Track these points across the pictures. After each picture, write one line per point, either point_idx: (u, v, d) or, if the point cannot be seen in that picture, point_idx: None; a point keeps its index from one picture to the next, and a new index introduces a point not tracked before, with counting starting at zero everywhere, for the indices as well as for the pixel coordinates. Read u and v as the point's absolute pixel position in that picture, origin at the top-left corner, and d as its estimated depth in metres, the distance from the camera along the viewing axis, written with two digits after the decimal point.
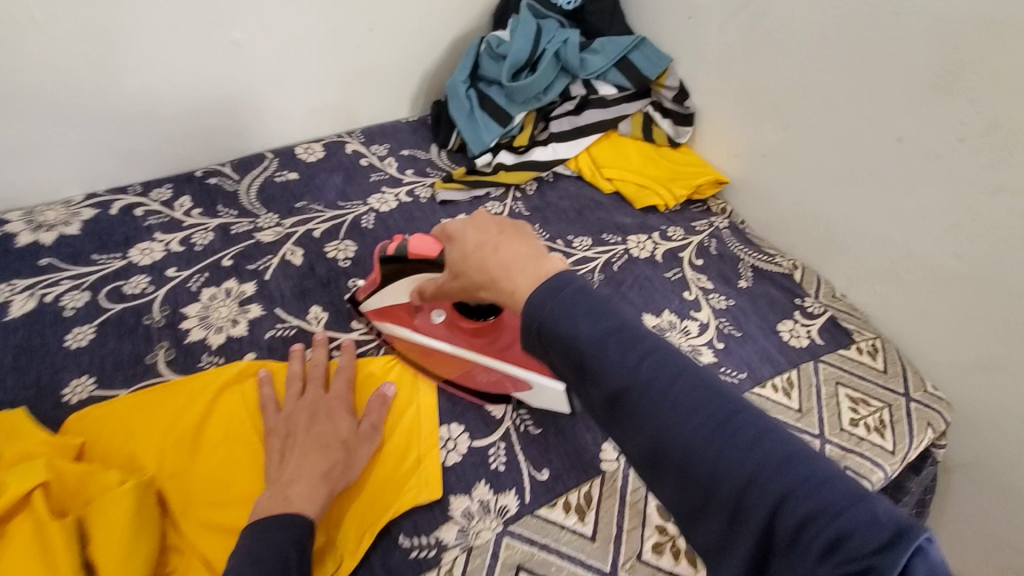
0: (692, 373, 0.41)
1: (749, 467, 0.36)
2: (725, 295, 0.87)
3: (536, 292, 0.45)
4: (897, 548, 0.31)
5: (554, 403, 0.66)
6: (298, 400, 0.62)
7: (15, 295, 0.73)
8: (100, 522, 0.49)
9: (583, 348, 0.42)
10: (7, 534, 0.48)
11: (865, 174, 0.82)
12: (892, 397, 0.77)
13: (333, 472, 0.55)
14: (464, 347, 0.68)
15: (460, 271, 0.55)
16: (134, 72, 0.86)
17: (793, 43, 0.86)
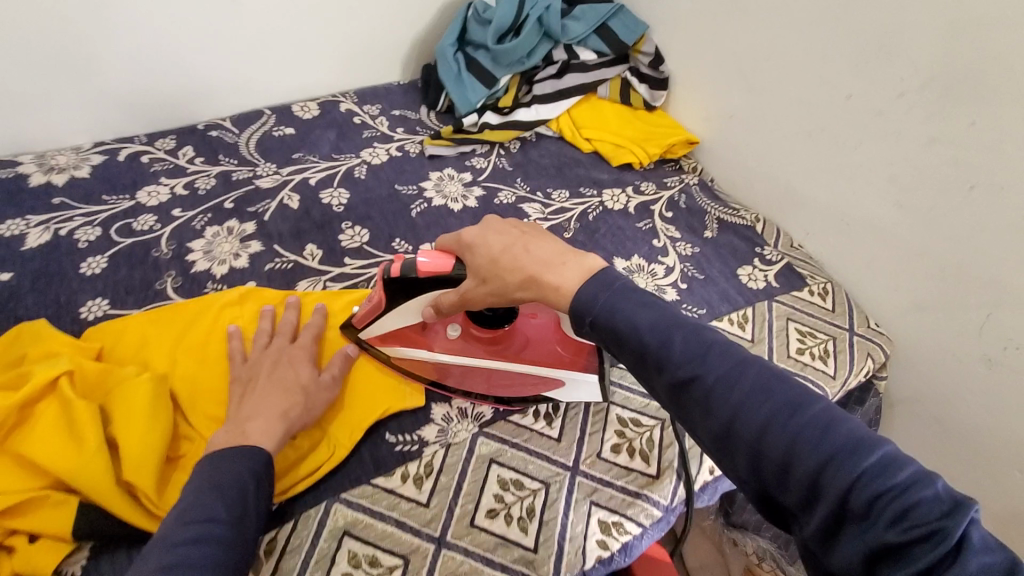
0: (756, 366, 0.44)
1: (818, 445, 0.39)
2: (691, 243, 0.94)
3: (585, 292, 0.50)
4: (961, 516, 0.33)
5: (585, 394, 0.69)
6: (264, 350, 0.65)
7: (31, 228, 0.79)
8: (121, 407, 0.57)
9: (648, 338, 0.47)
10: (38, 414, 0.56)
11: (820, 130, 0.89)
12: (837, 331, 0.85)
13: (292, 412, 0.58)
14: (487, 356, 0.68)
15: (492, 274, 0.57)
16: (138, 26, 0.91)
17: (757, 8, 0.92)
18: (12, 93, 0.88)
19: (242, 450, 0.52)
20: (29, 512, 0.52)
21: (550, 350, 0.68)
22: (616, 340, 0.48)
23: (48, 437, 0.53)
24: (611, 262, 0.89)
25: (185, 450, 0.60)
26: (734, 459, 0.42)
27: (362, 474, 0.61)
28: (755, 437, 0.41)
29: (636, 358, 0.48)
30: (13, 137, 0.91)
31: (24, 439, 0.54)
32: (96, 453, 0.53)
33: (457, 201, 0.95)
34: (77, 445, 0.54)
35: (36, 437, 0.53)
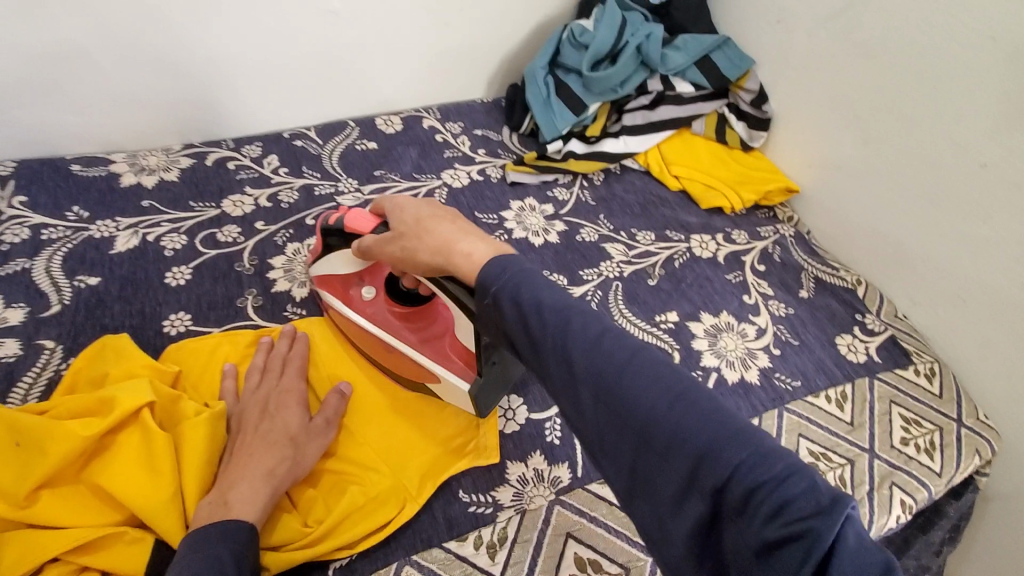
0: (652, 356, 0.41)
1: (701, 436, 0.36)
2: (785, 303, 0.87)
3: (488, 265, 0.47)
4: (837, 514, 0.32)
5: (460, 400, 0.64)
6: (255, 392, 0.63)
7: (121, 230, 0.78)
8: (190, 443, 0.56)
9: (544, 311, 0.43)
10: (117, 444, 0.55)
11: (944, 197, 0.81)
12: (945, 421, 0.77)
13: (279, 469, 0.55)
14: (385, 325, 0.66)
15: (409, 236, 0.54)
16: (235, 32, 0.91)
17: (884, 55, 0.84)
18: (113, 90, 0.88)
19: (225, 527, 0.49)
20: (100, 550, 0.51)
21: (444, 351, 0.64)
22: (515, 318, 0.44)
23: (124, 473, 0.53)
24: (697, 317, 0.83)
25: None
26: (612, 454, 0.40)
27: (434, 535, 0.58)
28: (636, 427, 0.38)
29: (528, 339, 0.44)
30: (111, 133, 0.92)
31: (101, 471, 0.54)
32: (167, 493, 0.53)
33: (538, 234, 0.91)
34: (149, 483, 0.53)
35: (111, 472, 0.53)
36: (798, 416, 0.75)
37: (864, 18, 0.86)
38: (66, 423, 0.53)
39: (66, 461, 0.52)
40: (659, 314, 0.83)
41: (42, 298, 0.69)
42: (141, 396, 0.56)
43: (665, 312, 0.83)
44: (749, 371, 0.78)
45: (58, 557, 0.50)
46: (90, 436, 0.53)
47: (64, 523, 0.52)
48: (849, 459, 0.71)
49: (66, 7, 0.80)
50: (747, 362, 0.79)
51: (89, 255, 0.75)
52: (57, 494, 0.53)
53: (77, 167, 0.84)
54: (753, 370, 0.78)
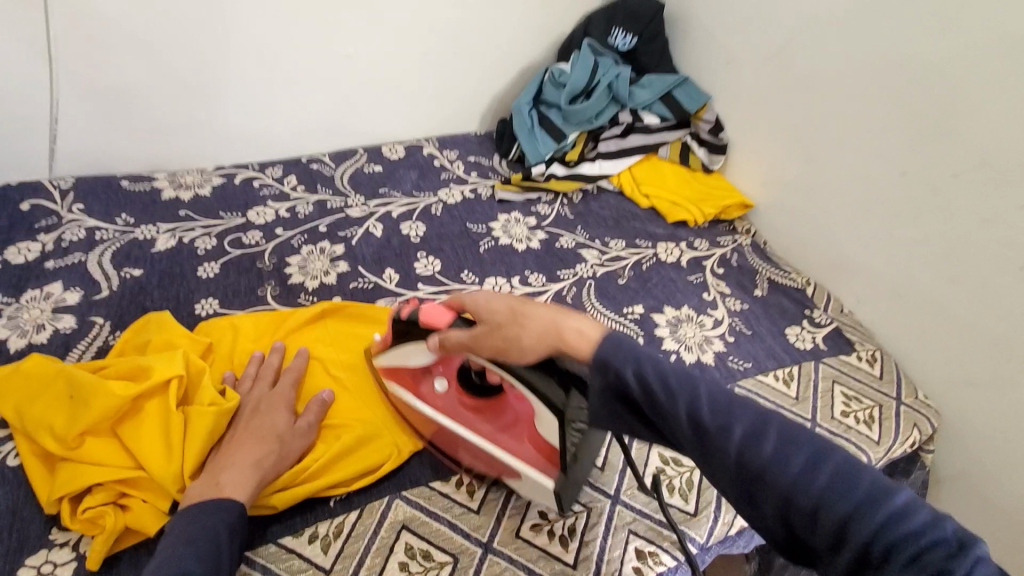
0: (775, 421, 0.46)
1: (841, 498, 0.42)
2: (741, 299, 0.98)
3: (602, 346, 0.52)
4: (967, 554, 0.38)
5: (540, 495, 0.64)
6: (247, 395, 0.68)
7: (160, 234, 0.91)
8: (196, 426, 0.62)
9: (671, 388, 0.48)
10: (149, 407, 0.63)
11: (874, 203, 0.94)
12: (884, 398, 0.87)
13: (265, 461, 0.61)
14: (464, 421, 0.68)
15: (510, 321, 0.58)
16: (264, 73, 1.07)
17: (815, 87, 0.99)
18: (161, 121, 1.04)
19: (215, 504, 0.56)
20: (139, 484, 0.60)
21: (523, 447, 0.64)
22: (642, 391, 0.49)
23: (150, 432, 0.61)
24: (660, 309, 0.94)
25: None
26: (761, 507, 0.45)
27: (421, 476, 0.68)
28: (780, 490, 0.43)
29: (654, 410, 0.49)
30: (154, 157, 1.07)
31: (135, 425, 0.62)
32: (182, 456, 0.60)
33: (521, 241, 1.04)
34: (168, 447, 0.61)
35: (145, 426, 0.62)
36: (748, 391, 0.84)
37: (799, 56, 1.01)
38: (107, 382, 0.61)
39: (104, 414, 0.60)
40: (626, 306, 0.94)
41: (94, 284, 0.82)
42: (169, 369, 0.64)
43: (632, 305, 0.94)
44: (706, 354, 0.88)
45: (101, 485, 0.59)
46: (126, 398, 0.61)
47: (105, 461, 0.60)
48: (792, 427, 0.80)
49: (129, 52, 0.96)
50: (705, 347, 0.89)
51: (134, 252, 0.88)
52: (100, 439, 0.62)
53: (126, 183, 0.98)
54: (710, 354, 0.88)
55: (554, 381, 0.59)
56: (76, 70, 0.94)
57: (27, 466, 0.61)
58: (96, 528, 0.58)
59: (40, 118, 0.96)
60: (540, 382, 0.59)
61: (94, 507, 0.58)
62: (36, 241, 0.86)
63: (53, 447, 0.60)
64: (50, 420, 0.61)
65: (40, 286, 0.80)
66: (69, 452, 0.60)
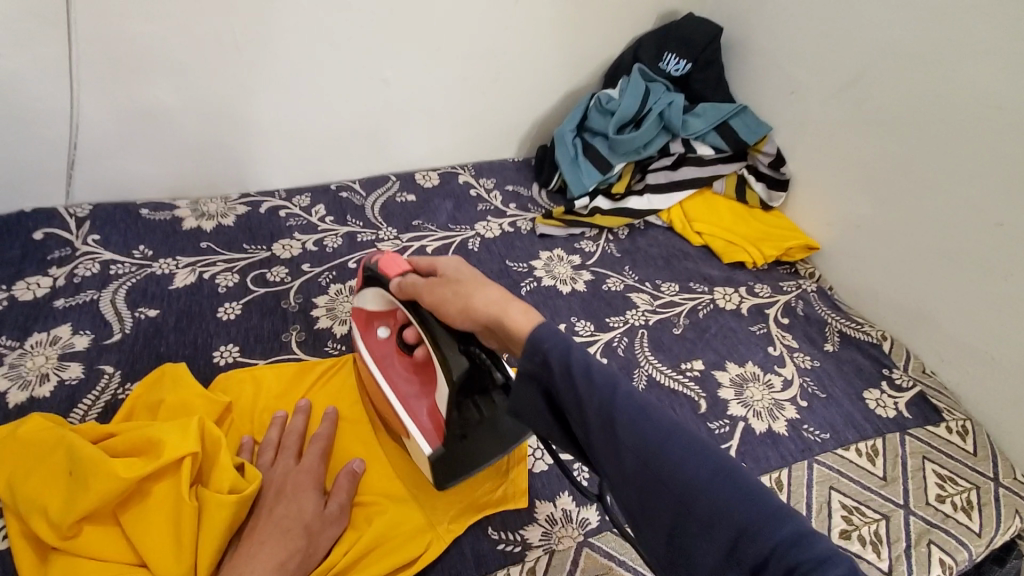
0: (686, 432, 0.41)
1: (739, 514, 0.37)
2: (811, 355, 0.88)
3: (541, 329, 0.47)
4: None
5: (421, 461, 0.62)
6: (269, 470, 0.61)
7: (180, 268, 0.85)
8: (210, 519, 0.53)
9: (590, 374, 0.43)
10: (157, 490, 0.55)
11: (964, 255, 0.83)
12: (981, 481, 0.75)
13: (291, 562, 0.53)
14: (386, 369, 0.66)
15: (466, 277, 0.56)
16: (293, 96, 1.01)
17: (895, 123, 0.89)
18: (185, 144, 0.98)
19: None
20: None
21: (425, 414, 0.61)
22: (559, 372, 0.44)
23: (158, 522, 0.54)
24: (722, 366, 0.85)
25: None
26: (653, 518, 0.40)
27: (464, 571, 0.59)
28: (676, 497, 0.39)
29: (569, 399, 0.43)
30: (176, 182, 1.01)
31: (141, 510, 0.55)
32: (191, 555, 0.52)
33: (566, 283, 0.95)
34: (178, 542, 0.53)
35: (151, 514, 0.54)
36: (828, 468, 0.74)
37: (875, 89, 0.91)
38: (110, 462, 0.53)
39: (105, 500, 0.53)
40: (684, 362, 0.85)
41: (107, 327, 0.75)
42: (183, 446, 0.56)
43: (691, 360, 0.85)
44: (778, 422, 0.78)
45: None
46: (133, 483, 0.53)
47: (106, 553, 0.53)
48: (883, 515, 0.70)
49: (153, 74, 0.90)
50: (775, 413, 0.79)
51: (150, 289, 0.81)
52: (101, 525, 0.54)
53: (145, 211, 0.92)
54: (781, 421, 0.78)
55: (458, 351, 0.57)
56: (97, 92, 0.89)
57: (17, 551, 0.53)
58: None
59: (59, 141, 0.91)
60: (444, 342, 0.57)
61: None
62: (47, 275, 0.80)
63: (47, 535, 0.53)
64: (45, 501, 0.53)
65: (48, 328, 0.74)
66: (64, 542, 0.53)
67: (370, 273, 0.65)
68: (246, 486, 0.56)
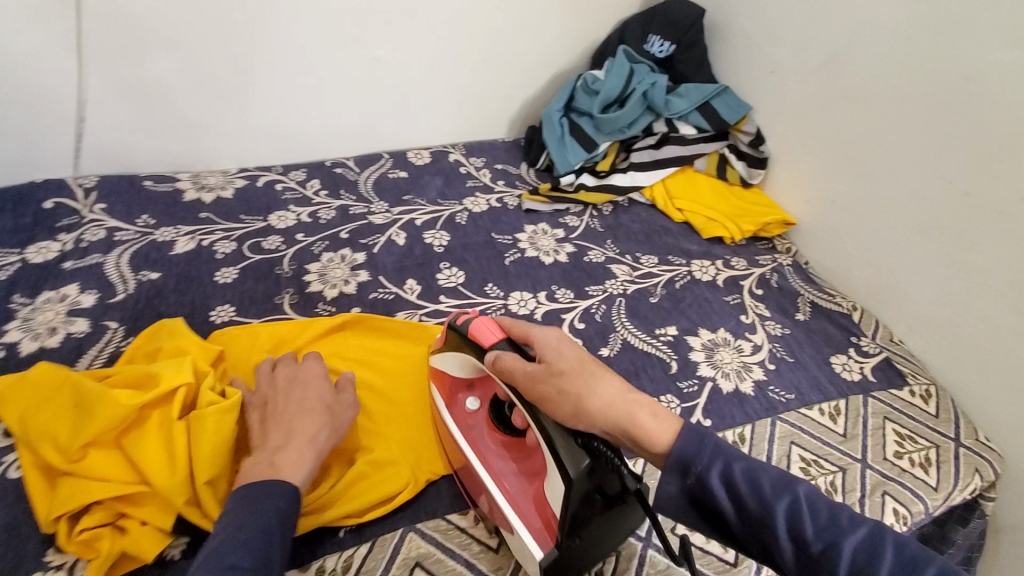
0: (883, 543, 0.46)
1: None
2: (781, 324, 0.92)
3: (682, 439, 0.52)
4: None
5: (519, 552, 0.58)
6: (287, 368, 0.67)
7: (181, 236, 0.89)
8: (199, 433, 0.58)
9: (769, 507, 0.47)
10: (154, 418, 0.61)
11: (932, 226, 0.86)
12: (941, 439, 0.79)
13: (319, 437, 0.60)
14: (481, 450, 0.63)
15: (574, 375, 0.56)
16: (290, 73, 1.05)
17: (870, 101, 0.92)
18: (186, 121, 1.03)
19: (272, 483, 0.54)
20: (139, 502, 0.58)
21: (529, 505, 0.58)
22: (736, 508, 0.48)
23: (155, 445, 0.59)
24: (695, 332, 0.89)
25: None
26: None
27: (437, 507, 0.64)
28: None
29: (746, 523, 0.48)
30: (178, 157, 1.06)
31: (139, 436, 0.60)
32: (185, 472, 0.58)
33: (549, 254, 0.99)
34: (172, 460, 0.58)
35: (148, 438, 0.59)
36: (791, 425, 0.78)
37: (849, 67, 0.94)
38: (112, 392, 0.59)
39: (109, 425, 0.58)
40: (659, 328, 0.89)
41: (112, 287, 0.80)
42: (177, 377, 0.62)
43: (665, 326, 0.89)
44: (745, 383, 0.82)
45: (101, 502, 0.57)
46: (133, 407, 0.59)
47: (108, 475, 0.58)
48: (840, 467, 0.74)
49: (156, 52, 0.95)
50: (742, 375, 0.83)
51: (152, 254, 0.86)
52: (104, 451, 0.59)
53: (149, 183, 0.97)
54: (748, 382, 0.82)
55: (576, 447, 0.54)
56: (104, 70, 0.93)
57: (27, 478, 0.59)
58: (93, 550, 0.56)
59: (68, 116, 0.95)
60: (559, 440, 0.54)
61: (91, 528, 0.56)
62: (56, 240, 0.85)
63: (56, 461, 0.58)
64: (54, 431, 0.59)
65: (57, 287, 0.79)
66: (71, 466, 0.58)
67: (466, 346, 0.64)
68: (228, 399, 0.61)
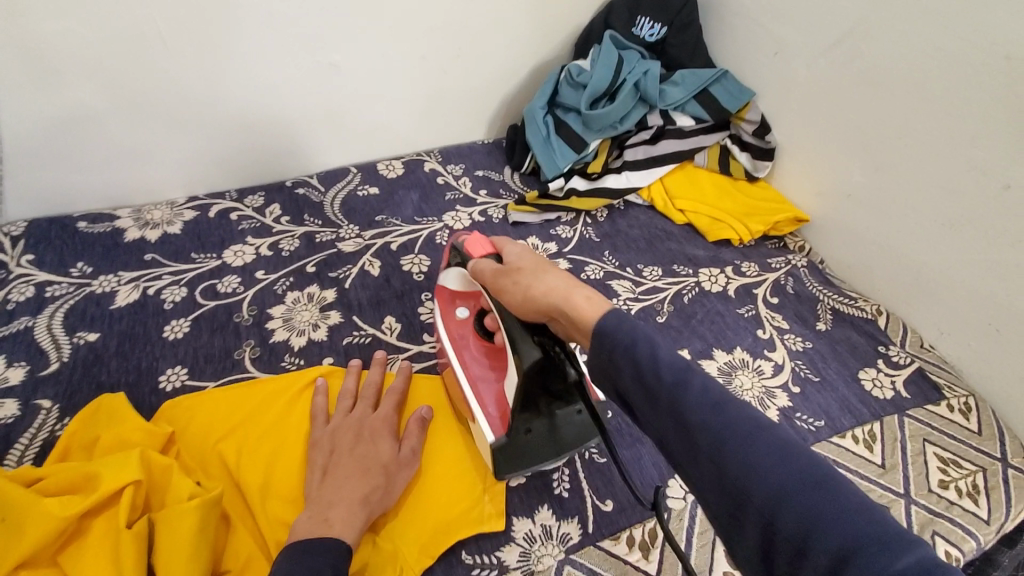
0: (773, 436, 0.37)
1: (847, 535, 0.33)
2: (802, 336, 0.83)
3: (603, 316, 0.46)
4: None
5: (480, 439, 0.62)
6: (346, 415, 0.64)
7: (122, 285, 0.78)
8: (170, 535, 0.49)
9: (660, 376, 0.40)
10: (96, 528, 0.50)
11: (967, 222, 0.77)
12: (988, 461, 0.71)
13: (372, 497, 0.55)
14: (461, 351, 0.65)
15: (526, 271, 0.55)
16: (237, 87, 0.92)
17: (890, 83, 0.82)
18: (121, 148, 0.91)
19: (324, 543, 0.49)
20: None
21: (494, 394, 0.61)
22: (629, 375, 0.42)
23: (98, 564, 0.48)
24: (709, 354, 0.80)
25: (231, 565, 0.54)
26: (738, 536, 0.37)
27: None
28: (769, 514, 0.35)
29: (639, 392, 0.41)
30: (119, 189, 0.94)
31: (79, 551, 0.49)
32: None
33: None
34: None
35: (90, 554, 0.48)
36: (824, 459, 0.70)
37: (865, 44, 0.84)
38: (44, 501, 0.48)
39: (40, 544, 0.47)
40: None
41: (43, 356, 0.69)
42: (125, 473, 0.51)
43: (676, 350, 0.80)
44: (769, 411, 0.74)
45: None
46: (70, 517, 0.48)
47: None
48: (883, 507, 0.66)
49: (78, 73, 0.82)
50: (765, 402, 0.75)
51: (90, 310, 0.75)
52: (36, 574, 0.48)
53: (83, 224, 0.85)
54: (772, 410, 0.74)
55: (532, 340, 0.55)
56: (18, 99, 0.81)
57: None
58: None
59: None
60: (518, 333, 0.55)
61: None
62: None
63: None
64: None
65: None
66: None
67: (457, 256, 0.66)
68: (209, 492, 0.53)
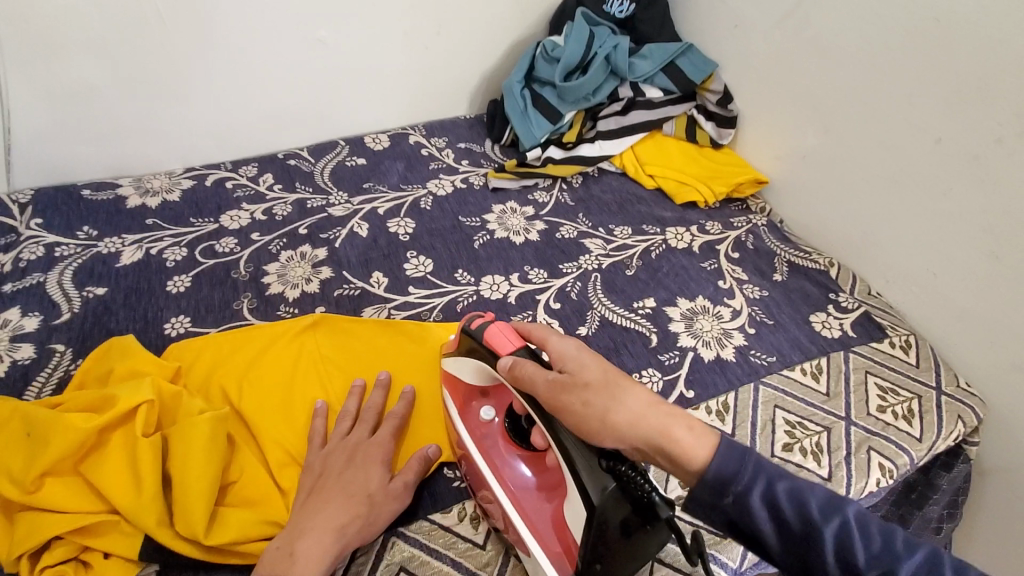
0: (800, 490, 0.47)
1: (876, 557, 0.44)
2: (759, 286, 0.90)
3: (720, 455, 0.48)
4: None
5: (536, 574, 0.55)
6: (343, 439, 0.63)
7: (126, 246, 0.84)
8: (185, 444, 0.56)
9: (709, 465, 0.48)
10: (114, 442, 0.56)
11: (906, 175, 0.84)
12: (922, 389, 0.78)
13: (349, 526, 0.55)
14: (496, 460, 0.60)
15: (602, 392, 0.53)
16: (231, 63, 0.98)
17: (837, 49, 0.89)
18: (121, 122, 0.96)
19: None
20: (103, 533, 0.54)
21: (547, 516, 0.56)
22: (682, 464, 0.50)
23: (118, 470, 0.54)
24: (674, 302, 0.87)
25: (236, 477, 0.60)
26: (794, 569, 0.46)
27: (420, 508, 0.62)
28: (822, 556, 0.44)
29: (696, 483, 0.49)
30: (119, 162, 0.99)
31: (99, 460, 0.55)
32: (154, 498, 0.53)
33: (519, 234, 0.96)
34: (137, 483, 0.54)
35: (110, 461, 0.54)
36: (774, 389, 0.77)
37: (814, 14, 0.91)
38: (66, 416, 0.54)
39: (65, 453, 0.53)
40: (637, 301, 0.86)
41: (55, 308, 0.75)
42: (137, 395, 0.57)
43: (643, 299, 0.87)
44: (726, 349, 0.81)
45: (64, 534, 0.52)
46: (91, 430, 0.54)
47: (68, 507, 0.53)
48: (825, 427, 0.73)
49: (79, 49, 0.87)
50: (722, 342, 0.82)
51: (97, 268, 0.80)
52: (63, 480, 0.54)
53: (87, 192, 0.91)
54: (729, 349, 0.81)
55: (598, 468, 0.51)
56: (24, 74, 0.86)
57: None
58: None
59: None
60: (582, 463, 0.51)
61: (55, 565, 0.52)
62: None
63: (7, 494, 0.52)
64: (7, 464, 0.53)
65: None
66: (28, 498, 0.52)
67: (481, 354, 0.61)
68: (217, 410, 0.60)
